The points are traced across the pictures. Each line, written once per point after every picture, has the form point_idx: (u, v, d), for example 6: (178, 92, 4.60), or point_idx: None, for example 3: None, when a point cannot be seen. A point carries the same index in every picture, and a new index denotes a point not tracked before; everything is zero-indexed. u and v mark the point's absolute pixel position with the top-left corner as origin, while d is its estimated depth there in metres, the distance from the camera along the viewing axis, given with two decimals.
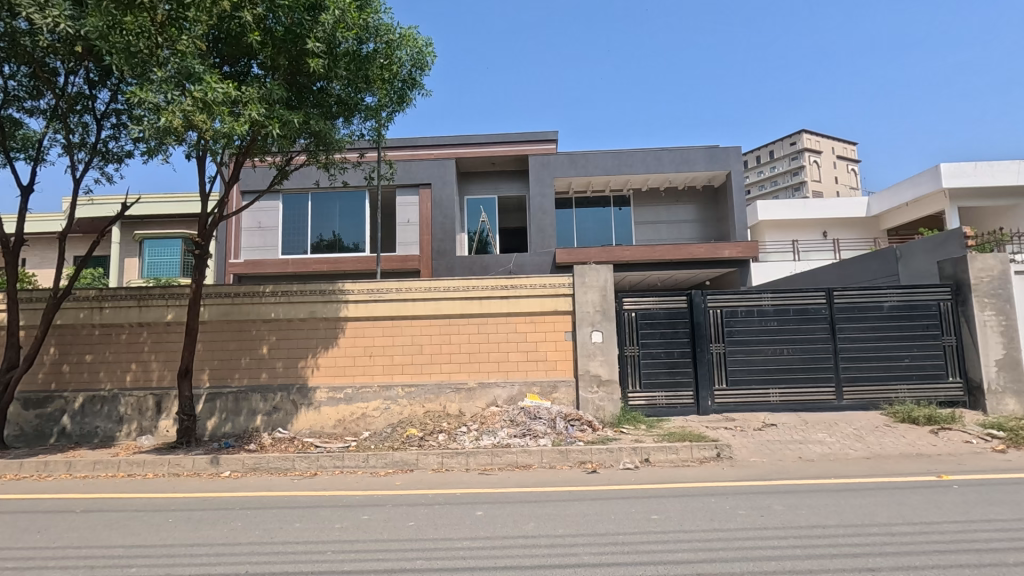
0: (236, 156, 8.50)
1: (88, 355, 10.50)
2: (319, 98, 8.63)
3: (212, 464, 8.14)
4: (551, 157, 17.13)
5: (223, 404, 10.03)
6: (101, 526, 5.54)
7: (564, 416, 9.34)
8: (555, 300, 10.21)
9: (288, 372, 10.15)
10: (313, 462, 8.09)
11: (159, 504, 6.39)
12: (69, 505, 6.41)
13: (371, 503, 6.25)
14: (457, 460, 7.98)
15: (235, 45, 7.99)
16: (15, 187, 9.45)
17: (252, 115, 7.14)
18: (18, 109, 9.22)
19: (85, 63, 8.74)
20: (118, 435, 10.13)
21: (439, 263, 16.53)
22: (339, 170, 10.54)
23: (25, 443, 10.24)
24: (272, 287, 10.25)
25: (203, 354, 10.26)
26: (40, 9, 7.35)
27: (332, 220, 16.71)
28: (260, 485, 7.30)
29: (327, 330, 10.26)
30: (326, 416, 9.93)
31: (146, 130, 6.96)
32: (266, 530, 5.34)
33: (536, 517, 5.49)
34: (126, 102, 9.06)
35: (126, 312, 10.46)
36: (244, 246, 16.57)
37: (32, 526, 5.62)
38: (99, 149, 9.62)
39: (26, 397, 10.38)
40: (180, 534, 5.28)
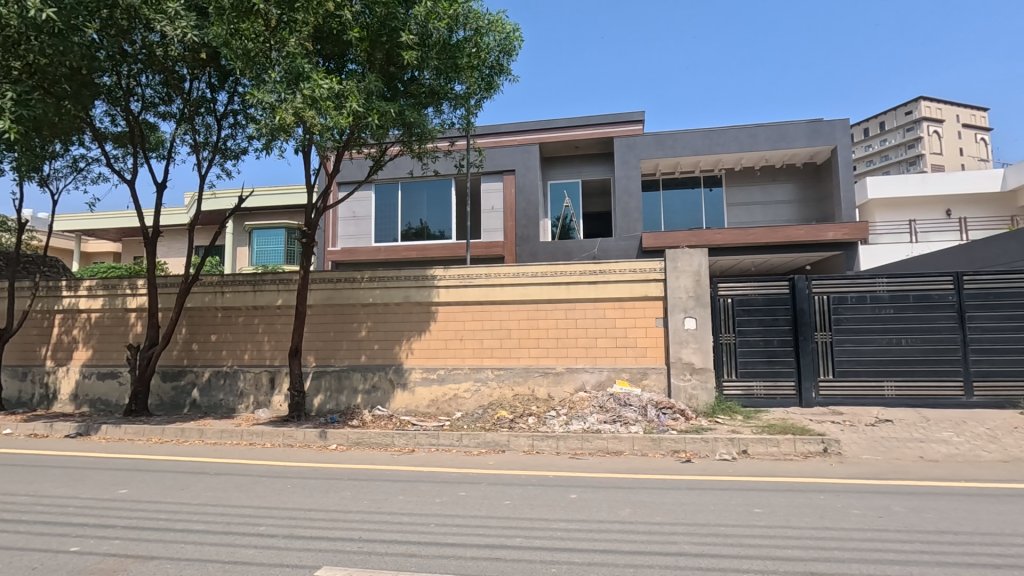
0: (338, 150, 8.98)
1: (213, 335, 11.66)
2: (411, 89, 8.91)
3: (320, 438, 8.81)
4: (637, 138, 16.62)
5: (328, 382, 10.75)
6: (233, 487, 6.19)
7: (655, 404, 9.18)
8: (646, 285, 9.97)
9: (385, 353, 10.72)
10: (411, 439, 8.53)
11: (279, 471, 7.04)
12: (205, 468, 7.22)
13: (467, 480, 6.51)
14: (548, 443, 8.08)
15: (336, 42, 8.42)
16: (152, 184, 10.62)
17: (354, 107, 7.51)
18: (154, 114, 10.31)
19: (206, 68, 9.57)
20: (239, 407, 11.19)
21: (524, 249, 16.65)
22: (431, 159, 10.86)
23: (163, 411, 11.58)
24: (369, 274, 10.82)
25: (309, 336, 11.06)
26: (171, 21, 8.11)
27: (421, 209, 17.29)
28: (363, 459, 7.81)
29: (421, 315, 10.69)
30: (420, 396, 10.39)
31: (262, 128, 7.53)
32: (374, 499, 5.72)
33: (631, 503, 5.45)
34: (241, 103, 9.84)
35: (243, 296, 11.48)
36: (340, 234, 17.56)
37: (177, 484, 6.39)
38: (219, 147, 10.55)
39: (164, 371, 11.71)
40: (298, 498, 5.77)
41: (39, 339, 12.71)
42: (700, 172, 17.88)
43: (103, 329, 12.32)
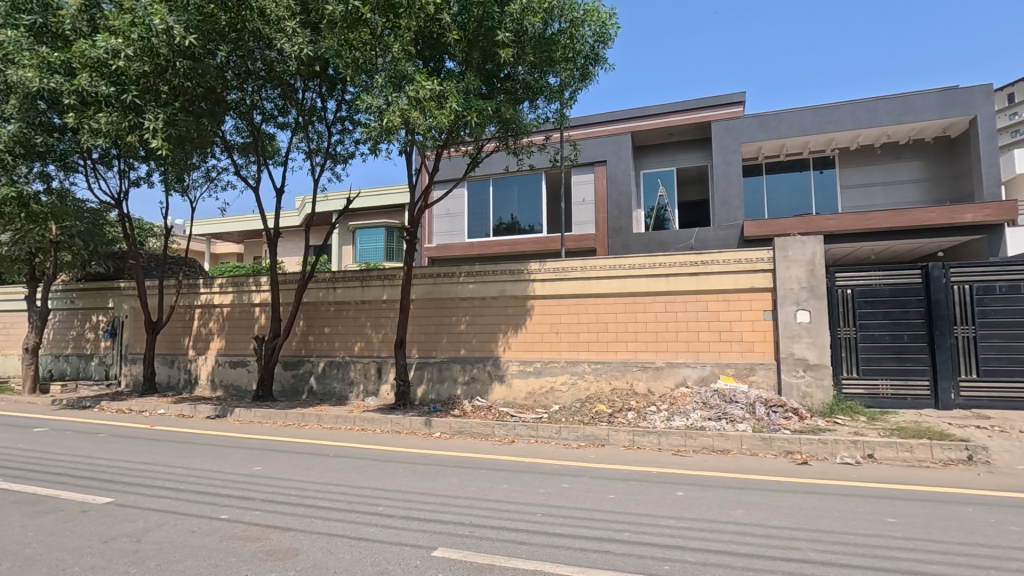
0: (438, 149, 9.28)
1: (327, 328, 12.57)
2: (507, 85, 9.08)
3: (426, 426, 9.23)
4: (738, 121, 15.67)
5: (430, 372, 11.21)
6: (352, 469, 6.67)
7: (764, 401, 8.67)
8: (752, 276, 9.42)
9: (483, 346, 11.00)
10: (511, 430, 8.70)
11: (390, 456, 7.48)
12: (325, 450, 7.83)
13: (569, 472, 6.54)
14: (649, 439, 7.91)
15: (435, 45, 8.73)
16: (273, 190, 11.61)
17: (454, 106, 7.74)
18: (273, 125, 11.25)
19: (317, 79, 10.30)
20: (350, 395, 11.99)
21: (616, 241, 16.35)
22: (525, 154, 10.96)
23: (285, 396, 12.67)
24: (466, 269, 11.14)
25: (412, 329, 11.60)
26: (289, 38, 8.81)
27: (512, 204, 17.47)
28: (466, 447, 8.09)
29: (517, 309, 10.86)
30: (518, 388, 10.54)
31: (372, 131, 7.94)
32: (480, 487, 5.92)
33: (744, 504, 5.20)
34: (348, 109, 10.49)
35: (353, 291, 12.28)
36: (436, 231, 18.21)
37: (303, 464, 6.99)
38: (330, 152, 11.32)
39: (285, 360, 12.80)
40: (411, 482, 6.10)
41: (183, 331, 14.39)
42: (810, 153, 16.55)
43: (233, 321, 13.70)
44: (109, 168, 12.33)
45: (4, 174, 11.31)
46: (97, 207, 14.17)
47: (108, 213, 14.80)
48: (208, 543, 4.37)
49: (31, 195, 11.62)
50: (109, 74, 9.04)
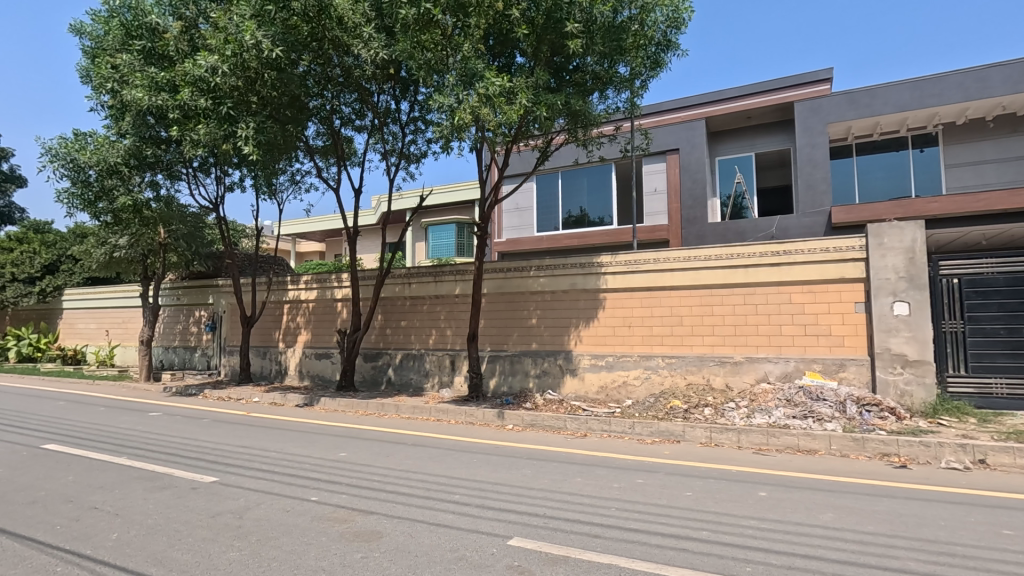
0: (507, 145, 9.34)
1: (403, 322, 13.06)
2: (576, 77, 9.02)
3: (498, 417, 9.39)
4: (825, 100, 14.64)
5: (502, 365, 11.38)
6: (429, 458, 6.93)
7: (856, 399, 8.11)
8: (841, 266, 8.83)
9: (555, 340, 11.02)
10: (583, 424, 8.68)
11: (464, 446, 7.69)
12: (403, 439, 8.16)
13: (643, 468, 6.44)
14: (728, 436, 7.62)
15: (505, 41, 8.81)
16: (351, 190, 12.18)
17: (524, 102, 7.79)
18: (351, 128, 11.78)
19: (391, 82, 10.69)
20: (426, 386, 12.39)
21: (690, 231, 15.82)
22: (595, 145, 10.84)
23: (365, 387, 13.31)
24: (537, 263, 11.20)
25: (484, 323, 11.81)
26: (365, 44, 9.17)
27: (582, 196, 17.29)
28: (538, 440, 8.16)
29: (588, 302, 10.79)
30: (590, 382, 10.47)
31: (444, 129, 8.10)
32: (553, 479, 5.96)
33: (833, 508, 4.91)
34: (420, 109, 10.80)
35: (427, 286, 12.67)
36: (505, 226, 18.35)
37: (383, 451, 7.34)
38: (404, 152, 11.72)
39: (365, 352, 13.43)
40: (485, 472, 6.25)
41: (274, 325, 15.43)
42: (908, 131, 15.21)
43: (318, 316, 14.54)
44: (208, 175, 13.41)
45: (121, 184, 12.56)
46: (197, 212, 15.47)
47: (207, 217, 16.12)
48: (301, 522, 4.69)
49: (143, 203, 12.85)
50: (207, 88, 9.83)
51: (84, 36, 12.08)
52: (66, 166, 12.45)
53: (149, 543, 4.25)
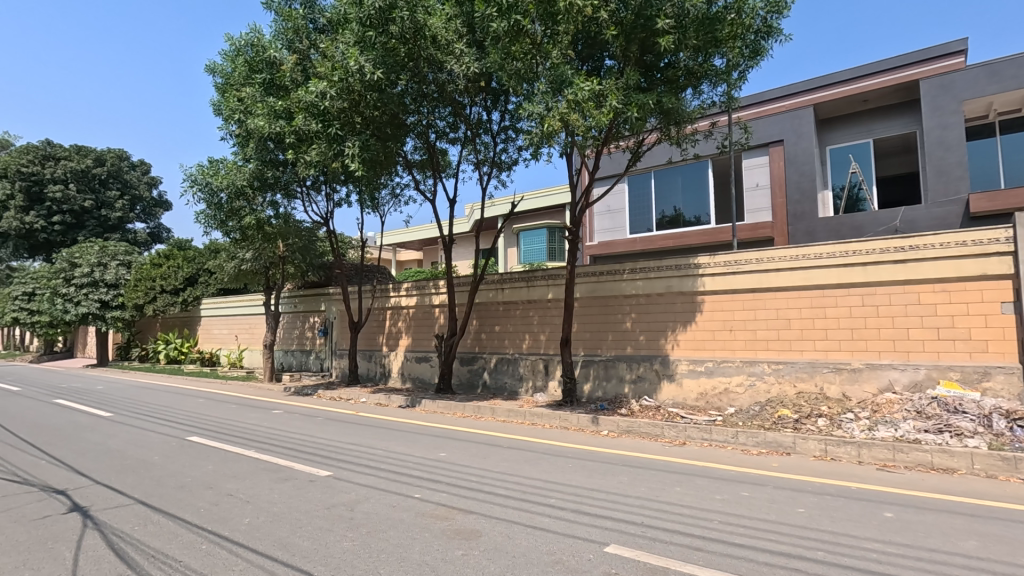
0: (598, 148, 9.26)
1: (497, 327, 13.35)
2: (668, 74, 8.83)
3: (593, 423, 9.31)
4: (959, 74, 12.98)
5: (596, 370, 11.26)
6: (524, 461, 7.04)
7: (1004, 413, 7.10)
8: (982, 262, 7.84)
9: (650, 344, 10.73)
10: (682, 432, 8.37)
11: (559, 450, 7.71)
12: (499, 441, 8.35)
13: (749, 480, 6.09)
14: (846, 450, 7.01)
15: (594, 44, 8.79)
16: (446, 200, 12.70)
17: (615, 104, 7.71)
18: (445, 141, 12.28)
19: (482, 93, 11.05)
20: (520, 390, 12.54)
21: (798, 228, 14.74)
22: (690, 142, 10.47)
23: (462, 390, 13.74)
24: (630, 266, 11.01)
25: (577, 327, 11.77)
26: (458, 59, 9.54)
27: (676, 195, 16.70)
28: (634, 446, 8.00)
29: (686, 305, 10.41)
30: (688, 388, 10.05)
31: (535, 136, 8.21)
32: (651, 487, 5.80)
33: (975, 535, 4.36)
34: (511, 118, 11.04)
35: (519, 291, 12.87)
36: (596, 229, 18.14)
37: (480, 453, 7.55)
38: (496, 161, 12.02)
39: (461, 356, 13.88)
40: (581, 477, 6.23)
41: (378, 329, 16.41)
42: None
43: (418, 321, 15.26)
44: (319, 193, 14.58)
45: (247, 205, 14.01)
46: (310, 227, 16.87)
47: (319, 231, 17.51)
48: (407, 518, 4.95)
49: (265, 220, 14.24)
50: (317, 113, 10.69)
51: (216, 74, 13.63)
52: (203, 190, 14.09)
53: (275, 529, 4.70)
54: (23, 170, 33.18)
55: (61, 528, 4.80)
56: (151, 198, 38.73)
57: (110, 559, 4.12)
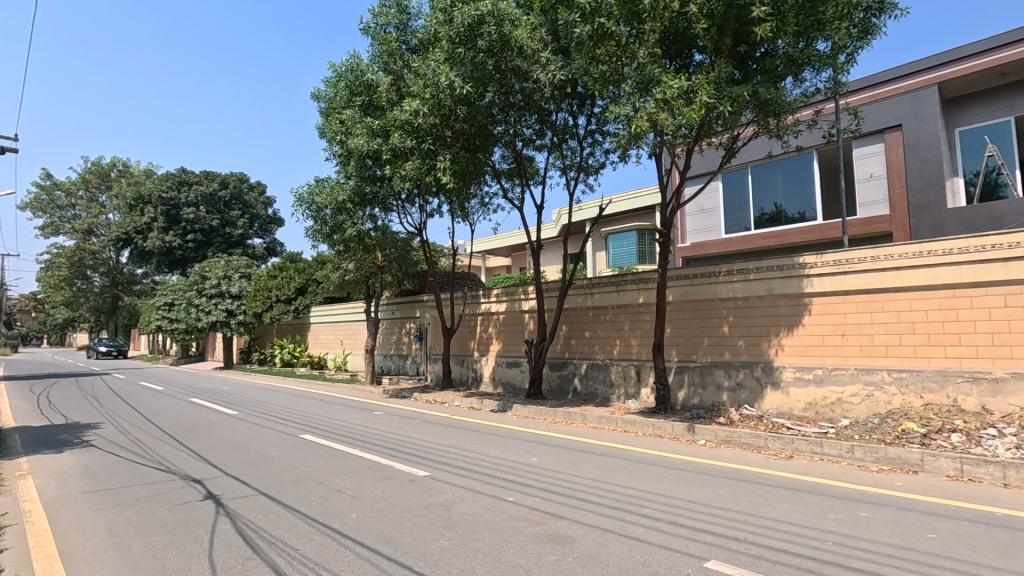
0: (689, 146, 8.94)
1: (587, 333, 13.24)
2: (765, 64, 8.39)
3: (689, 432, 8.95)
4: None
5: (691, 377, 10.83)
6: (617, 469, 6.92)
7: None
8: None
9: (751, 350, 10.14)
10: (788, 444, 7.83)
11: (653, 459, 7.50)
12: (591, 448, 8.27)
13: (867, 499, 5.57)
14: (986, 470, 6.21)
15: (683, 40, 8.53)
16: (534, 206, 12.84)
17: (706, 99, 7.43)
18: (532, 148, 12.42)
19: (568, 99, 11.10)
20: (612, 396, 12.33)
21: (921, 221, 13.29)
22: (791, 134, 9.84)
23: (552, 395, 13.75)
24: (727, 267, 10.51)
25: (670, 332, 11.41)
26: (543, 68, 9.67)
27: (777, 190, 15.65)
28: (734, 458, 7.60)
29: (790, 308, 9.75)
30: (795, 397, 9.37)
31: (623, 139, 8.07)
32: (754, 502, 5.48)
33: None
34: (597, 121, 10.97)
35: (609, 296, 12.71)
36: (689, 229, 17.48)
37: (572, 459, 7.53)
38: (582, 165, 11.97)
39: (551, 362, 13.91)
40: (678, 488, 6.01)
41: (470, 335, 16.86)
42: None
43: (508, 327, 15.50)
44: (413, 205, 15.30)
45: (349, 219, 14.99)
46: (405, 238, 17.73)
47: (413, 241, 18.37)
48: (501, 520, 5.05)
49: (365, 232, 15.15)
50: (411, 130, 11.25)
51: (321, 100, 14.75)
52: (310, 207, 15.27)
53: (379, 524, 4.97)
54: (164, 196, 37.73)
55: (199, 513, 5.40)
56: (267, 215, 42.55)
57: (239, 544, 4.58)
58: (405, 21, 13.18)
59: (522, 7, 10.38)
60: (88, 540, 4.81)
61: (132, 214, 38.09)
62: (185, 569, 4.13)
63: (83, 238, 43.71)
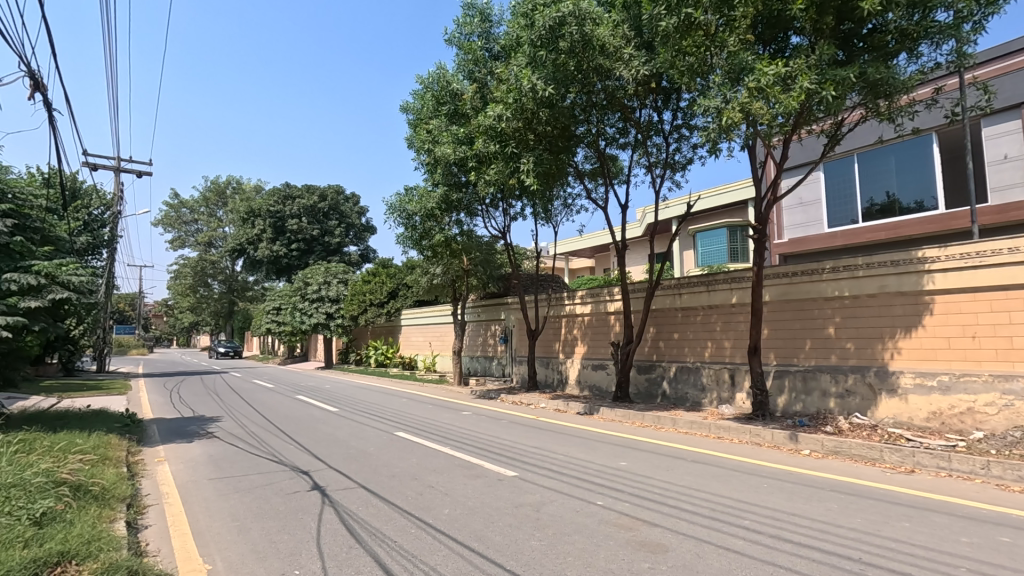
0: (786, 136, 8.40)
1: (676, 334, 12.79)
2: (874, 41, 7.72)
3: (792, 440, 8.38)
4: None
5: (792, 382, 10.15)
6: (712, 477, 6.62)
7: None
8: None
9: (861, 353, 9.33)
10: (908, 457, 7.11)
11: (751, 468, 7.10)
12: (683, 454, 7.97)
13: (1008, 523, 4.93)
14: None
15: (778, 24, 8.04)
16: (619, 206, 12.62)
17: (806, 84, 6.95)
18: (616, 147, 12.21)
19: (652, 94, 10.83)
20: (704, 401, 11.82)
21: None
22: (906, 116, 8.94)
23: (640, 398, 13.41)
24: (831, 264, 9.76)
25: (768, 334, 10.76)
26: (627, 64, 9.51)
27: (888, 178, 14.25)
28: (844, 470, 7.01)
29: (907, 308, 8.87)
30: (916, 406, 8.48)
31: (712, 132, 7.71)
32: (869, 519, 5.03)
33: None
34: (684, 116, 10.60)
35: (699, 296, 12.21)
36: (787, 224, 16.39)
37: (663, 465, 7.30)
38: (668, 162, 11.60)
39: (639, 364, 13.58)
40: (780, 500, 5.65)
41: (554, 337, 16.85)
42: None
43: (594, 329, 15.33)
44: (497, 209, 15.57)
45: (436, 225, 15.53)
46: (490, 241, 18.08)
47: (497, 245, 18.68)
48: (591, 524, 5.00)
49: (451, 237, 15.63)
50: (495, 135, 11.50)
51: (409, 112, 15.39)
52: (401, 215, 15.99)
53: (471, 521, 5.09)
54: (272, 210, 41.08)
55: (307, 503, 5.82)
56: (361, 224, 45.04)
57: (343, 533, 4.88)
58: (488, 29, 13.46)
59: (604, 5, 10.27)
60: (214, 522, 5.33)
61: (245, 227, 41.80)
62: (296, 554, 4.45)
63: (205, 249, 48.60)
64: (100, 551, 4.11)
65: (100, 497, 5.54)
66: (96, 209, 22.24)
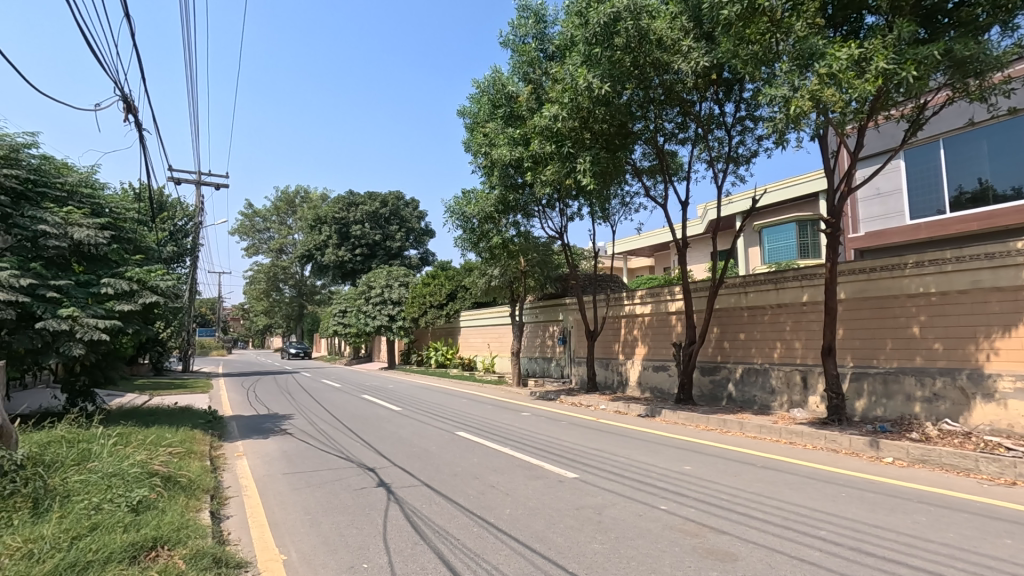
0: (861, 123, 7.89)
1: (742, 334, 12.29)
2: (960, 16, 7.13)
3: (872, 447, 7.86)
4: None
5: (872, 385, 9.52)
6: (784, 484, 6.31)
7: None
8: None
9: (951, 354, 8.62)
10: (1007, 468, 6.50)
11: (827, 476, 6.71)
12: (751, 460, 7.64)
13: None
14: None
15: (850, 5, 7.58)
16: (680, 203, 12.27)
17: (882, 66, 6.52)
18: (675, 142, 11.89)
19: (713, 86, 10.48)
20: (773, 404, 11.29)
21: None
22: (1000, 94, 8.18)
23: (704, 400, 12.98)
24: (914, 258, 9.08)
25: (843, 334, 10.14)
26: (686, 57, 9.24)
27: (979, 163, 13.10)
28: (933, 480, 6.49)
29: (1004, 305, 8.12)
30: (1016, 412, 7.74)
31: (778, 123, 7.37)
32: (964, 535, 4.63)
33: None
34: (748, 107, 10.19)
35: (766, 295, 11.68)
36: (863, 217, 15.41)
37: (730, 470, 7.03)
38: (731, 155, 11.17)
39: (702, 366, 13.15)
40: (861, 511, 5.30)
41: (614, 338, 16.60)
42: None
43: (655, 329, 14.99)
44: (554, 209, 15.53)
45: (494, 227, 15.69)
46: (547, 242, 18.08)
47: (555, 245, 18.63)
48: (655, 529, 4.89)
49: (509, 239, 15.74)
50: (551, 135, 11.48)
51: (466, 116, 15.61)
52: (460, 218, 16.25)
53: (532, 522, 5.10)
54: (337, 217, 42.79)
55: (373, 499, 6.02)
56: (421, 228, 46.13)
57: (408, 529, 5.01)
58: (543, 30, 13.45)
59: None
60: (288, 515, 5.61)
61: (313, 234, 43.78)
62: (364, 547, 4.61)
63: (277, 255, 51.27)
64: (189, 538, 4.43)
65: (188, 488, 5.96)
66: (180, 220, 23.92)
